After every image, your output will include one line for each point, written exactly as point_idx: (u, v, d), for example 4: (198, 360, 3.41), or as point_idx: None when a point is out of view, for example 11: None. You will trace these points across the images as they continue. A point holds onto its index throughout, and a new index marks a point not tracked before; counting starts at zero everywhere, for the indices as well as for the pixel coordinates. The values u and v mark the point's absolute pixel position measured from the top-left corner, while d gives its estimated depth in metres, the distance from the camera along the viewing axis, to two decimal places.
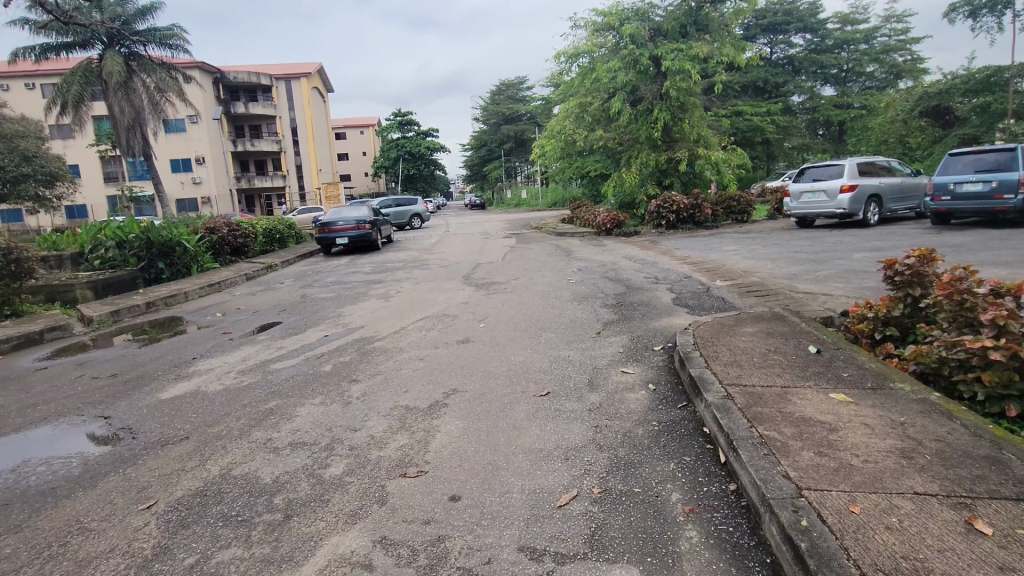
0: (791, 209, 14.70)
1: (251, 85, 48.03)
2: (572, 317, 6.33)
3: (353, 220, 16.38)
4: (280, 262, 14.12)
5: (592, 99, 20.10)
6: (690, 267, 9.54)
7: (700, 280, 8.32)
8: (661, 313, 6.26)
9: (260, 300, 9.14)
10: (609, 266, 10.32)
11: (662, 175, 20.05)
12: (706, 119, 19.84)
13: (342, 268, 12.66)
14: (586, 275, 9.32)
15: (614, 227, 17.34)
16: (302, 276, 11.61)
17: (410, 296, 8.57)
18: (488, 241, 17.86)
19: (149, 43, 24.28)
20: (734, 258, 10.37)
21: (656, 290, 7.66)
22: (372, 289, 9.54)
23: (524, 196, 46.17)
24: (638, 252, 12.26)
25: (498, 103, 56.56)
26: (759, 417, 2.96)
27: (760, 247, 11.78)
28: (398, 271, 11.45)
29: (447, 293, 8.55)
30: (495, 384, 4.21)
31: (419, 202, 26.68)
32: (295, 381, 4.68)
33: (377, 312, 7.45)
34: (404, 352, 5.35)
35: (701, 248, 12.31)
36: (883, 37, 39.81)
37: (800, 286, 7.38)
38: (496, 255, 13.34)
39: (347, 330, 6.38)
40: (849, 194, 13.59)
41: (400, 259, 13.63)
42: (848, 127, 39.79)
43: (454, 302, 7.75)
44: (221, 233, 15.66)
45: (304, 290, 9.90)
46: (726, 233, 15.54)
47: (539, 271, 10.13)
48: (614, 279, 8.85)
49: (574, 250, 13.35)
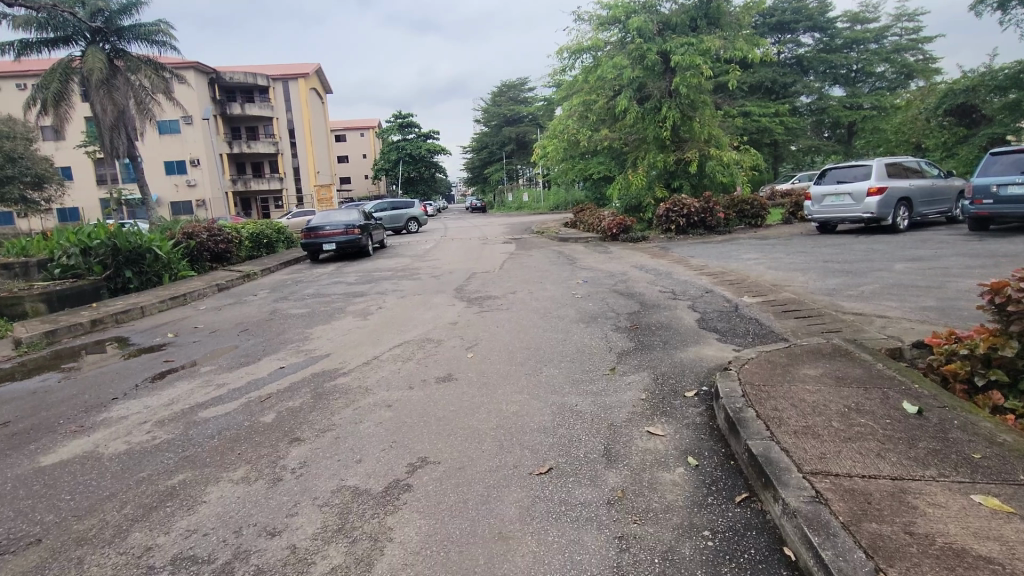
0: (812, 213, 13.64)
1: (248, 86, 47.10)
2: (579, 345, 5.25)
3: (342, 224, 15.35)
4: (260, 271, 13.08)
5: (596, 96, 19.06)
6: (710, 280, 8.47)
7: (725, 295, 7.24)
8: (685, 340, 5.19)
9: (225, 317, 8.09)
10: (618, 277, 9.25)
11: (671, 177, 19.03)
12: (717, 117, 18.78)
13: (325, 277, 11.61)
14: (594, 289, 8.26)
15: (620, 232, 16.28)
16: (280, 287, 10.57)
17: (393, 313, 7.53)
18: (486, 247, 16.83)
19: (134, 39, 23.38)
20: (758, 268, 9.32)
21: (676, 309, 6.59)
22: (352, 303, 8.49)
23: (526, 199, 45.15)
24: (648, 260, 11.21)
25: (499, 104, 55.62)
26: (882, 549, 1.89)
27: (783, 255, 10.71)
28: (384, 282, 10.40)
29: (435, 310, 7.50)
30: (475, 452, 3.13)
31: (416, 205, 25.62)
32: (222, 440, 3.61)
33: (351, 334, 6.39)
34: (368, 394, 4.28)
35: (718, 256, 11.24)
36: (894, 36, 38.68)
37: (845, 304, 6.30)
38: (494, 263, 12.30)
39: (309, 361, 5.32)
40: (878, 197, 12.52)
41: (390, 267, 12.58)
42: (858, 129, 38.69)
43: (441, 322, 6.69)
44: (200, 239, 14.64)
45: (276, 304, 8.85)
46: (742, 239, 14.48)
47: (540, 283, 9.10)
48: (625, 293, 7.79)
49: (578, 258, 12.30)
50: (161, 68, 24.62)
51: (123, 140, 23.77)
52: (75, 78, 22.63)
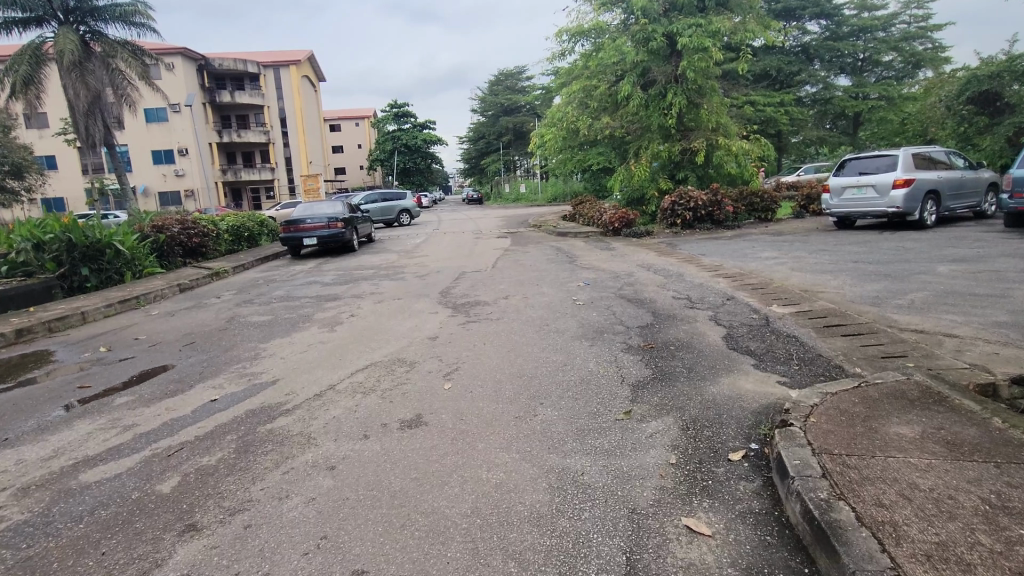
0: (831, 207, 12.65)
1: (238, 73, 45.71)
2: (583, 373, 4.24)
3: (325, 216, 14.29)
4: (233, 267, 12.06)
5: (597, 82, 17.96)
6: (729, 284, 7.48)
7: (750, 304, 6.23)
8: (714, 368, 4.18)
9: (175, 325, 7.03)
10: (623, 279, 8.26)
11: (675, 168, 18.00)
12: (725, 105, 17.74)
13: (301, 276, 10.59)
14: (598, 294, 7.23)
15: (622, 227, 15.27)
16: (248, 288, 9.52)
17: (366, 323, 6.50)
18: (480, 241, 15.81)
19: (110, 20, 22.14)
20: (781, 269, 8.34)
21: (697, 322, 5.60)
22: (324, 309, 7.46)
23: (523, 190, 44.01)
24: (655, 258, 10.20)
25: (496, 94, 54.32)
26: None
27: (806, 253, 9.73)
28: (364, 282, 9.40)
29: (415, 320, 6.48)
30: (439, 568, 2.12)
31: (408, 196, 24.53)
32: (92, 525, 2.58)
33: (312, 351, 5.37)
34: (308, 448, 3.26)
35: (733, 254, 10.26)
36: (904, 23, 37.33)
37: (898, 317, 5.31)
38: (488, 260, 11.31)
39: (252, 391, 4.30)
40: (904, 190, 11.51)
41: (373, 265, 11.55)
42: (865, 119, 37.56)
43: (419, 336, 5.67)
44: (170, 232, 13.57)
45: (238, 309, 7.84)
46: (754, 234, 13.51)
47: (537, 285, 8.07)
48: (635, 300, 6.78)
49: (578, 256, 11.27)
50: (139, 52, 23.35)
51: (98, 127, 22.66)
52: (46, 61, 21.39)
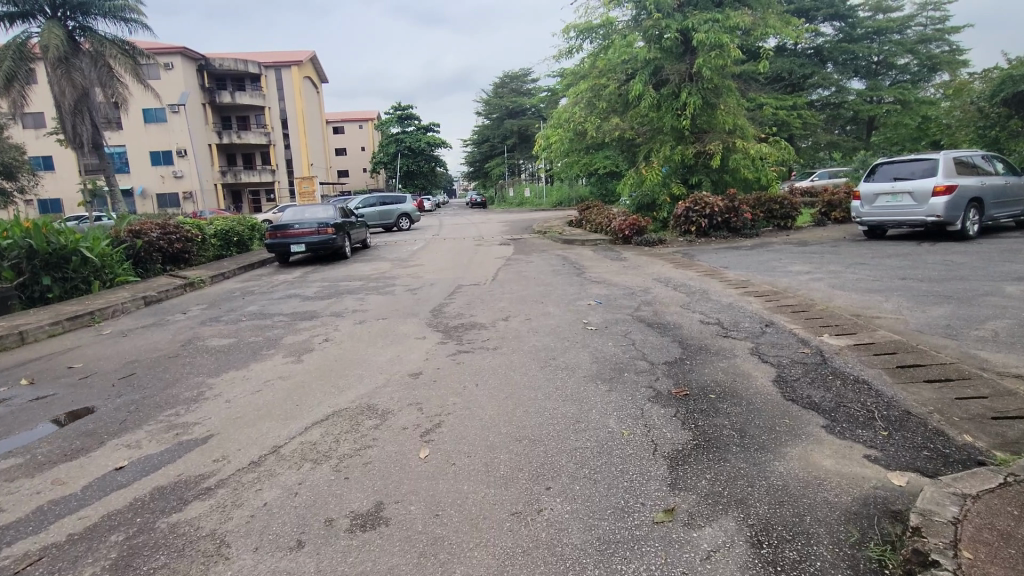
0: (862, 214, 11.70)
1: (239, 73, 44.96)
2: (602, 436, 3.23)
3: (315, 221, 13.36)
4: (212, 277, 11.14)
5: (607, 80, 16.99)
6: (764, 305, 6.50)
7: (796, 333, 5.22)
8: (774, 432, 3.19)
9: (121, 348, 6.07)
10: (639, 297, 7.28)
11: (688, 172, 17.04)
12: (742, 106, 16.78)
13: (282, 288, 9.65)
14: (612, 317, 6.25)
15: (633, 234, 14.31)
16: (221, 302, 8.57)
17: (341, 350, 5.51)
18: (480, 248, 14.89)
19: (101, 15, 21.36)
20: (820, 287, 7.34)
21: (738, 358, 4.61)
22: (296, 330, 6.47)
23: (528, 195, 43.11)
24: (672, 272, 9.22)
25: (501, 96, 53.49)
26: None
27: (843, 268, 8.71)
28: (348, 296, 8.44)
29: (398, 347, 5.49)
30: None
31: (408, 200, 23.60)
32: None
33: (267, 391, 4.39)
34: (217, 568, 2.27)
35: (760, 268, 9.26)
36: (920, 26, 36.18)
37: (988, 356, 4.29)
38: (487, 271, 10.35)
39: (171, 455, 3.32)
40: (946, 198, 10.50)
41: (363, 276, 10.60)
42: (878, 124, 36.55)
43: (398, 372, 4.68)
44: (149, 237, 12.69)
45: (200, 328, 6.89)
46: (776, 244, 12.51)
47: (541, 304, 7.08)
48: (658, 325, 5.79)
49: (587, 267, 10.28)
50: (132, 50, 22.58)
51: (86, 125, 21.97)
52: (31, 57, 20.65)
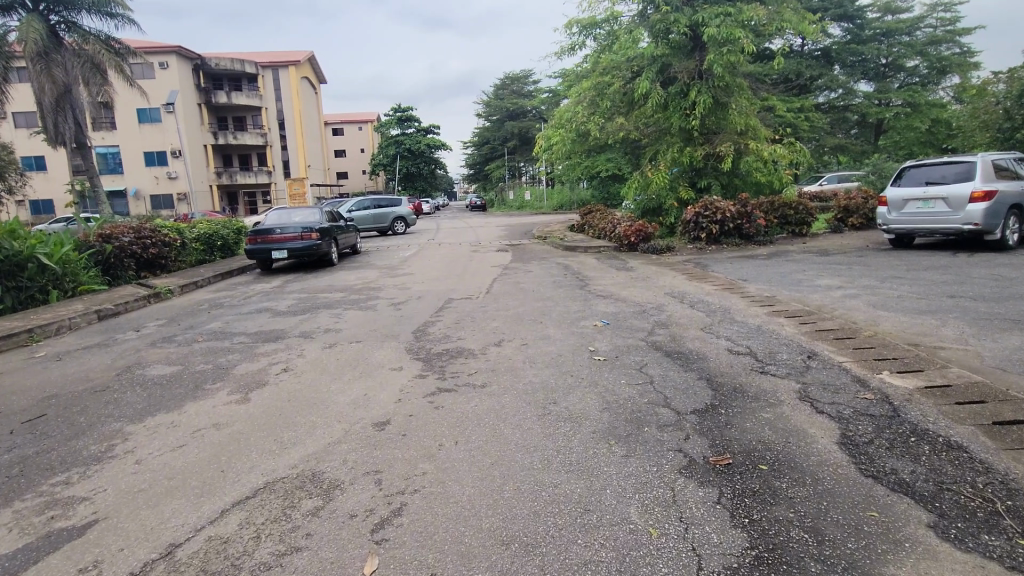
0: (889, 221, 10.84)
1: (235, 73, 44.16)
2: (622, 541, 2.30)
3: (299, 225, 12.46)
4: (184, 286, 10.27)
5: (611, 78, 16.07)
6: (799, 330, 5.59)
7: (849, 370, 4.31)
8: (869, 540, 2.25)
9: (45, 378, 5.17)
10: (653, 318, 6.38)
11: (696, 174, 16.16)
12: (754, 105, 15.90)
13: (255, 300, 8.77)
14: (623, 343, 5.34)
15: (639, 241, 13.43)
16: (183, 317, 7.69)
17: (301, 383, 4.60)
18: (476, 255, 14.01)
19: (85, 10, 20.49)
20: (860, 307, 6.44)
21: (785, 404, 3.71)
22: (255, 355, 5.56)
23: (529, 198, 42.30)
24: (686, 285, 8.33)
25: (502, 98, 52.69)
26: None
27: (878, 283, 7.82)
28: (325, 312, 7.56)
29: (370, 381, 4.59)
30: None
31: (403, 203, 22.72)
32: None
33: (191, 446, 3.47)
34: None
35: (785, 281, 8.37)
36: (930, 27, 35.23)
37: None
38: (482, 282, 9.46)
39: (24, 560, 2.40)
40: (984, 204, 9.67)
41: (346, 286, 9.72)
42: (887, 127, 35.66)
43: (361, 419, 3.75)
44: (119, 242, 11.81)
45: (147, 351, 5.99)
46: (795, 253, 11.63)
47: (539, 326, 6.18)
48: (678, 356, 4.88)
49: (591, 278, 9.39)
50: (116, 47, 21.79)
51: (68, 123, 21.13)
52: (10, 52, 19.75)
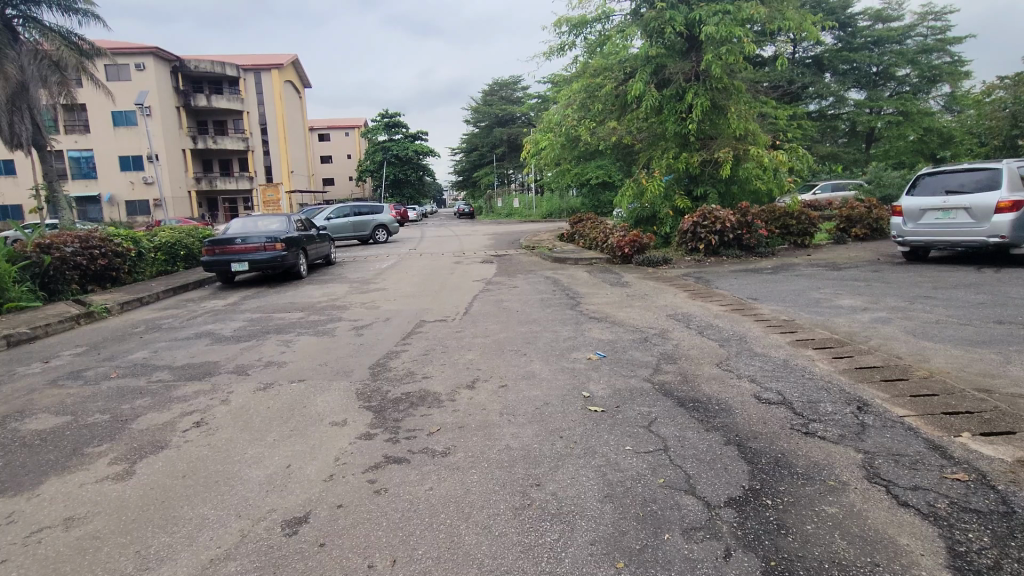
0: (904, 233, 10.02)
1: (216, 76, 42.92)
2: None
3: (263, 235, 11.34)
4: (128, 303, 9.13)
5: (603, 80, 15.17)
6: (836, 369, 4.61)
7: (921, 434, 3.33)
8: None
9: None
10: (658, 349, 5.38)
11: (692, 182, 15.27)
12: (753, 109, 15.05)
13: (200, 322, 7.67)
14: (624, 387, 4.33)
15: (633, 252, 12.47)
16: (108, 343, 6.58)
17: (210, 447, 3.53)
18: (458, 267, 12.97)
19: (48, 6, 19.34)
20: (900, 337, 5.48)
21: (852, 492, 2.72)
22: (169, 400, 4.48)
23: (517, 205, 41.37)
24: (691, 306, 7.36)
25: (490, 104, 51.85)
26: None
27: (908, 304, 6.91)
28: (274, 338, 6.48)
29: (303, 442, 3.55)
30: None
31: (385, 210, 21.67)
32: None
33: (11, 565, 2.40)
34: None
35: (802, 301, 7.43)
36: (920, 35, 34.61)
37: None
38: (461, 300, 8.44)
39: None
40: (1011, 215, 8.82)
41: (308, 304, 8.65)
42: (878, 136, 35.10)
43: (270, 515, 2.70)
44: (62, 252, 10.64)
45: (40, 391, 4.88)
46: (803, 266, 10.75)
47: (522, 359, 5.16)
48: (695, 406, 3.89)
49: (583, 296, 8.42)
50: (81, 46, 20.76)
51: (24, 124, 19.90)
52: None
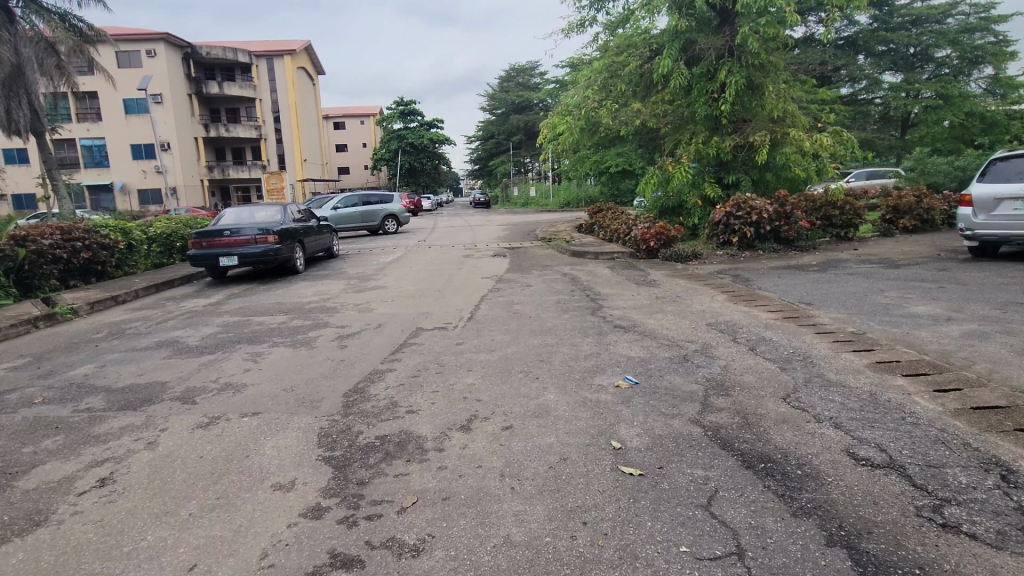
0: (974, 226, 8.71)
1: (228, 62, 42.26)
2: None
3: (255, 227, 10.46)
4: (102, 302, 8.29)
5: (627, 58, 13.96)
6: (948, 410, 3.48)
7: None
8: None
9: None
10: (705, 374, 4.29)
11: (723, 169, 14.04)
12: (793, 88, 13.70)
13: (169, 327, 6.76)
14: (666, 433, 3.28)
15: (659, 245, 11.36)
16: (55, 354, 5.69)
17: (99, 528, 2.57)
18: (468, 261, 11.96)
19: None
20: (1011, 360, 4.32)
21: None
22: (83, 441, 3.54)
23: (533, 195, 40.15)
24: (735, 313, 6.26)
25: (506, 90, 50.54)
26: None
27: (1002, 312, 5.71)
28: (243, 349, 5.52)
29: (228, 522, 2.58)
30: None
31: (396, 199, 20.69)
32: None
33: None
34: None
35: (867, 307, 6.28)
36: (962, 14, 32.34)
37: None
38: (466, 302, 7.44)
39: None
40: None
41: (296, 306, 7.71)
42: (915, 121, 33.11)
43: None
44: (38, 245, 9.76)
45: None
46: (853, 263, 9.54)
47: (534, 386, 4.13)
48: (769, 470, 2.82)
49: (606, 298, 7.35)
50: (85, 33, 20.12)
51: (23, 110, 19.21)
52: None
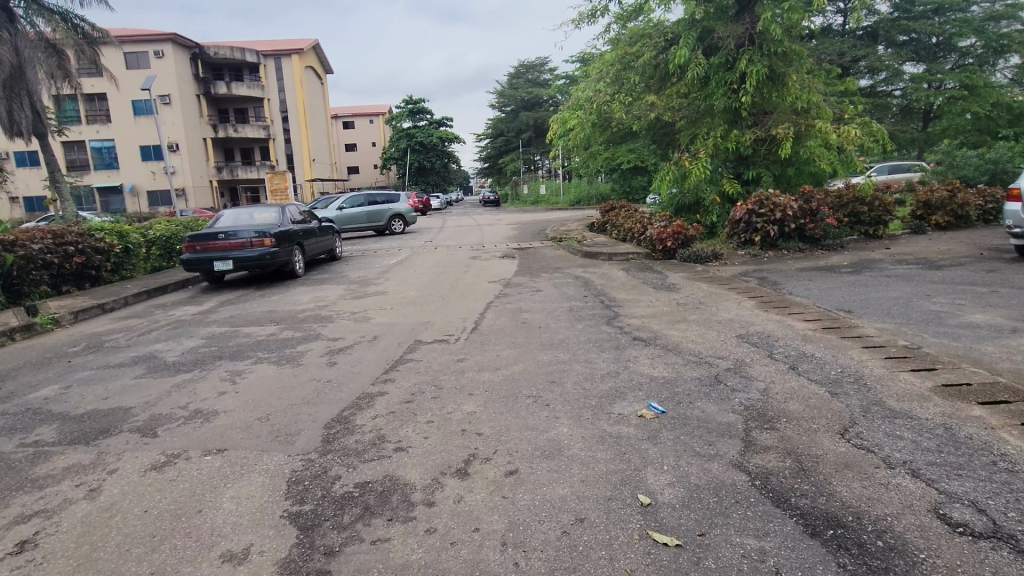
0: None
1: (236, 62, 42.07)
2: None
3: (252, 229, 9.98)
4: (88, 310, 7.85)
5: (641, 49, 13.31)
6: None
7: None
8: None
9: None
10: (744, 401, 3.68)
11: (742, 164, 13.36)
12: (817, 77, 12.95)
13: (152, 338, 6.27)
14: (705, 483, 2.69)
15: (676, 244, 10.75)
16: (20, 372, 5.21)
17: None
18: (474, 263, 11.41)
19: None
20: None
21: None
22: (14, 488, 3.01)
23: (543, 193, 39.46)
24: (767, 322, 5.63)
25: (515, 87, 49.94)
26: None
27: None
28: (223, 366, 5.00)
29: None
30: None
31: (402, 198, 20.20)
32: None
33: None
34: None
35: (916, 315, 5.63)
36: (987, 1, 31.15)
37: None
38: (470, 309, 6.87)
39: None
40: None
41: (290, 314, 7.20)
42: (937, 113, 31.97)
43: None
44: (27, 250, 9.37)
45: None
46: (888, 263, 8.86)
47: (545, 416, 3.55)
48: (841, 540, 2.23)
49: (623, 304, 6.76)
50: (88, 33, 19.82)
51: (25, 111, 18.94)
52: None
